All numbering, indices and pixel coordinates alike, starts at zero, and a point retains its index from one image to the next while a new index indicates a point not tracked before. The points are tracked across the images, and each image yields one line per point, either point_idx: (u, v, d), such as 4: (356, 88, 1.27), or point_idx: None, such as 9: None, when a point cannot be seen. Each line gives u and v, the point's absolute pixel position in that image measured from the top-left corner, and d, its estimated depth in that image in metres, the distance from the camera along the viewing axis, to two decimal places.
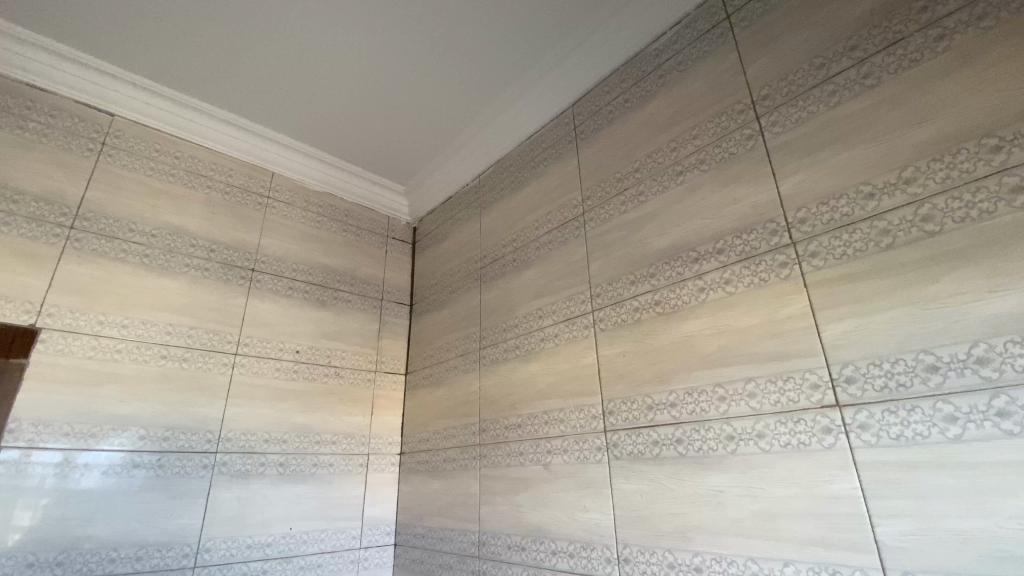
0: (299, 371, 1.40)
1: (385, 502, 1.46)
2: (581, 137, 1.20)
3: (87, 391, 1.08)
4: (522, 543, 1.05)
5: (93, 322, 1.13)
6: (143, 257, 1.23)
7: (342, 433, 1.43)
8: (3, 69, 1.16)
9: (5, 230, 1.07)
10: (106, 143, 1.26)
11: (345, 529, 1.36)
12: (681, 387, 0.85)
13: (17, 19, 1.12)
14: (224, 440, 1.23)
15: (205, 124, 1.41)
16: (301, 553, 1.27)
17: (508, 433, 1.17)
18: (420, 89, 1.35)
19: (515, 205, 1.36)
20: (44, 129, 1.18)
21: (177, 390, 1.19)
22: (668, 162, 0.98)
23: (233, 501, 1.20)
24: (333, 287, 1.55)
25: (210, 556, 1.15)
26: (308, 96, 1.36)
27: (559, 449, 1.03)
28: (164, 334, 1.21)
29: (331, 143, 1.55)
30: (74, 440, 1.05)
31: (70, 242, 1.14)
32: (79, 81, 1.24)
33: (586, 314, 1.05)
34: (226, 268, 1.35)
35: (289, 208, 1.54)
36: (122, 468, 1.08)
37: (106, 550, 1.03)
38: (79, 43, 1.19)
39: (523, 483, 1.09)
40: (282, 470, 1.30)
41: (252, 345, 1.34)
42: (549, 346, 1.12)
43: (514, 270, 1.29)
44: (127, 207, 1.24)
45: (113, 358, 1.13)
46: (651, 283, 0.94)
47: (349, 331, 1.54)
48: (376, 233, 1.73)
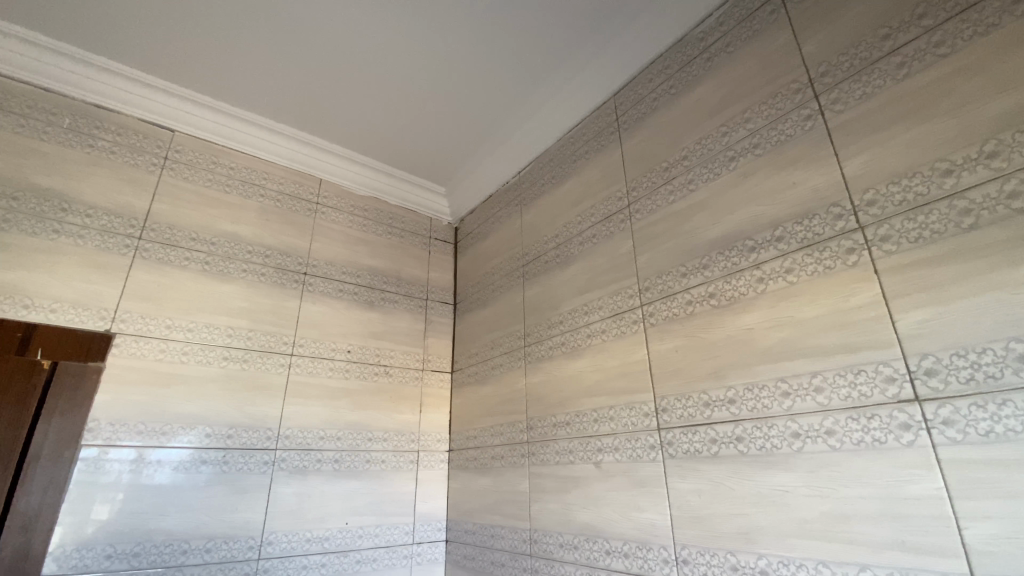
0: (350, 370, 1.44)
1: (436, 498, 1.48)
2: (624, 128, 1.18)
3: (156, 391, 1.14)
4: (574, 542, 1.04)
5: (162, 327, 1.19)
6: (204, 264, 1.29)
7: (393, 430, 1.46)
8: (75, 92, 1.24)
9: (82, 242, 1.15)
10: (168, 158, 1.33)
11: (398, 525, 1.39)
12: (741, 382, 0.81)
13: (88, 45, 1.21)
14: (283, 437, 1.28)
15: (256, 134, 1.47)
16: (356, 547, 1.31)
17: (556, 431, 1.16)
18: (460, 88, 1.36)
19: (557, 200, 1.34)
20: (111, 147, 1.25)
21: (238, 389, 1.25)
22: (720, 148, 0.94)
23: (292, 496, 1.25)
24: (379, 288, 1.58)
25: (273, 549, 1.19)
26: (351, 101, 1.39)
27: (610, 447, 1.01)
28: (225, 336, 1.27)
29: (375, 148, 1.59)
30: (147, 438, 1.11)
31: (138, 251, 1.21)
32: (143, 100, 1.31)
33: (635, 309, 1.03)
34: (280, 272, 1.40)
35: (337, 212, 1.58)
36: (191, 464, 1.14)
37: (178, 542, 1.09)
38: (140, 62, 1.26)
39: (573, 481, 1.08)
40: (338, 466, 1.34)
41: (306, 346, 1.38)
42: (597, 342, 1.10)
43: (558, 266, 1.27)
44: (188, 217, 1.31)
45: (179, 360, 1.19)
46: (703, 274, 0.91)
47: (396, 331, 1.57)
48: (419, 234, 1.75)
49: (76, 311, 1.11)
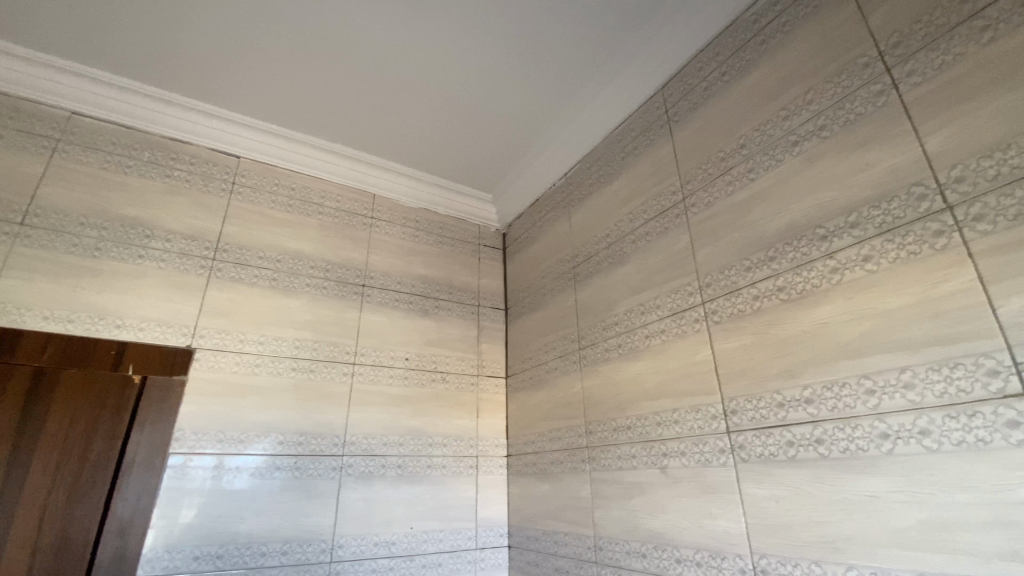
0: (409, 378, 1.47)
1: (497, 503, 1.48)
2: (675, 120, 1.14)
3: (232, 401, 1.21)
4: (642, 550, 1.01)
5: (236, 341, 1.27)
6: (271, 280, 1.36)
7: (452, 435, 1.48)
8: (152, 128, 1.35)
9: (163, 266, 1.24)
10: (235, 184, 1.41)
11: (461, 530, 1.40)
12: (818, 380, 0.76)
13: (162, 83, 1.31)
14: (349, 443, 1.32)
15: (313, 155, 1.54)
16: (422, 552, 1.33)
17: (617, 435, 1.13)
18: (504, 95, 1.36)
19: (607, 199, 1.32)
20: (186, 176, 1.35)
21: (306, 398, 1.30)
22: (781, 134, 0.89)
23: (360, 500, 1.29)
24: (433, 297, 1.61)
25: (343, 552, 1.23)
26: (400, 116, 1.43)
27: (675, 452, 0.98)
28: (293, 348, 1.33)
29: (423, 160, 1.62)
30: (226, 446, 1.18)
31: (212, 272, 1.30)
32: (211, 131, 1.41)
33: (696, 307, 0.99)
34: (341, 285, 1.46)
35: (390, 225, 1.63)
36: (266, 470, 1.20)
37: (257, 544, 1.15)
38: (208, 96, 1.35)
39: (637, 487, 1.05)
40: (401, 471, 1.37)
41: (367, 354, 1.43)
42: (656, 344, 1.07)
43: (611, 267, 1.25)
44: (255, 237, 1.39)
45: (252, 372, 1.26)
46: (771, 267, 0.86)
47: (451, 337, 1.59)
48: (468, 242, 1.77)
49: (160, 329, 1.19)
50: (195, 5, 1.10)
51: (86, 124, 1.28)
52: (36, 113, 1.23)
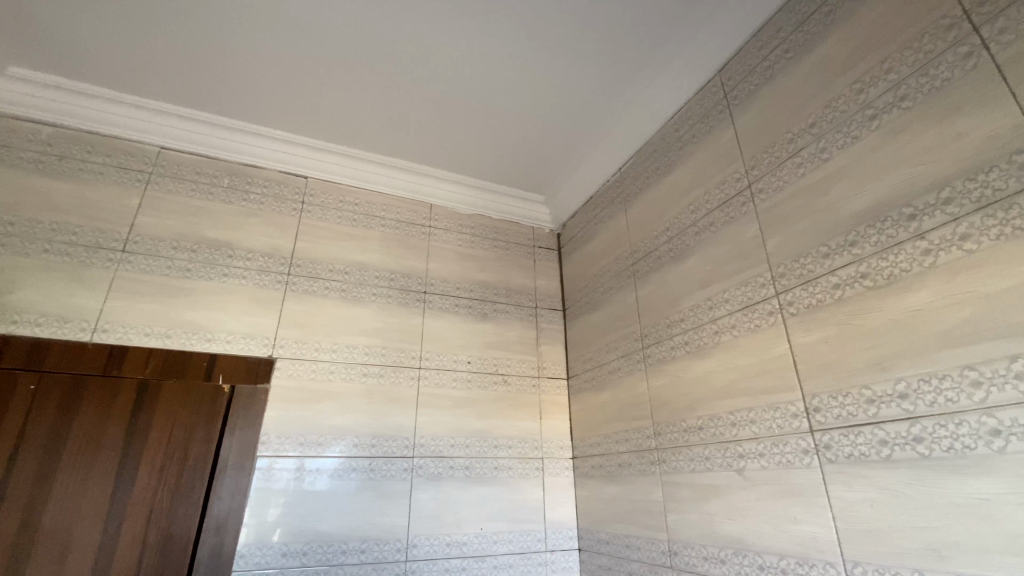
0: (472, 380, 1.50)
1: (565, 505, 1.47)
2: (735, 104, 1.10)
3: (311, 406, 1.29)
4: (721, 556, 0.97)
5: (311, 350, 1.35)
6: (340, 291, 1.44)
7: (516, 437, 1.49)
8: (231, 156, 1.46)
9: (245, 282, 1.35)
10: (304, 203, 1.50)
11: (530, 531, 1.41)
12: (914, 372, 0.70)
13: (238, 114, 1.42)
14: (418, 445, 1.36)
15: (373, 170, 1.61)
16: (493, 552, 1.35)
17: (688, 436, 1.09)
18: (554, 95, 1.36)
19: (666, 191, 1.28)
20: (261, 199, 1.45)
21: (377, 402, 1.36)
22: (856, 109, 0.83)
23: (431, 501, 1.33)
24: (491, 301, 1.63)
25: (417, 551, 1.28)
26: (453, 125, 1.47)
27: (753, 453, 0.93)
28: (363, 355, 1.40)
29: (477, 166, 1.66)
30: (307, 449, 1.25)
31: (288, 286, 1.39)
32: (282, 154, 1.51)
33: (769, 299, 0.94)
34: (404, 293, 1.52)
35: (447, 232, 1.67)
36: (343, 471, 1.27)
37: (337, 542, 1.21)
38: (277, 122, 1.45)
39: (713, 490, 1.01)
40: (469, 472, 1.40)
41: (432, 359, 1.47)
42: (727, 340, 1.02)
43: (673, 262, 1.21)
44: (323, 251, 1.47)
45: (327, 378, 1.33)
46: (852, 253, 0.80)
47: (511, 340, 1.61)
48: (524, 245, 1.78)
49: (245, 341, 1.29)
50: (262, 38, 1.18)
51: (173, 157, 1.41)
52: (132, 151, 1.37)
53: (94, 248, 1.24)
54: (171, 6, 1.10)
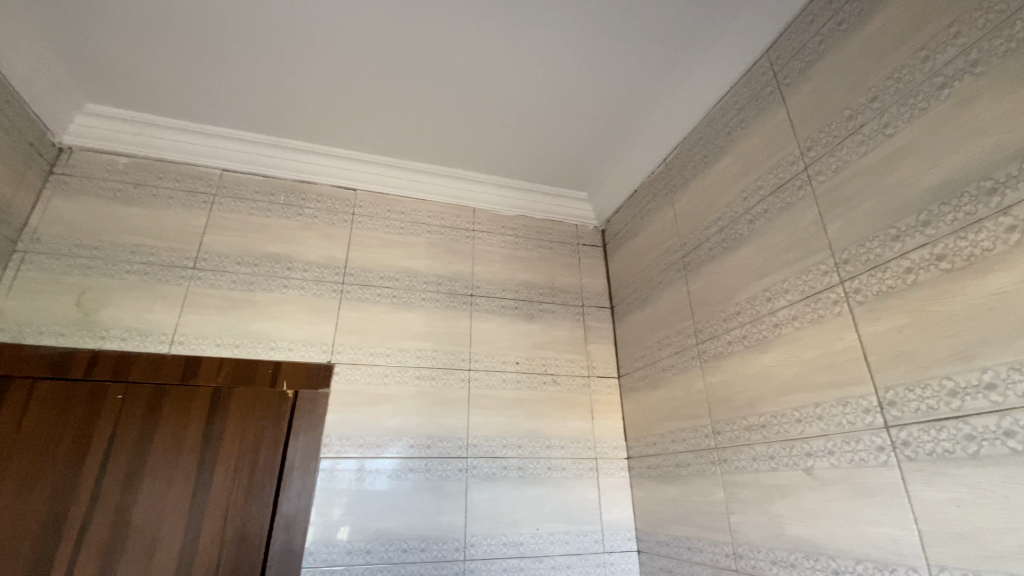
0: (522, 381, 1.50)
1: (621, 506, 1.45)
2: (785, 84, 1.04)
3: (368, 409, 1.34)
4: (790, 560, 0.92)
5: (367, 355, 1.40)
6: (391, 297, 1.49)
7: (569, 437, 1.48)
8: (286, 173, 1.54)
9: (303, 292, 1.41)
10: (354, 214, 1.56)
11: (587, 532, 1.39)
12: (1001, 360, 0.64)
13: (291, 133, 1.50)
14: (471, 446, 1.38)
15: (418, 179, 1.65)
16: (550, 553, 1.34)
17: (749, 434, 1.05)
18: (592, 90, 1.35)
19: (714, 180, 1.24)
20: (314, 213, 1.52)
21: (430, 404, 1.39)
22: (922, 78, 0.77)
23: (486, 501, 1.34)
24: (538, 301, 1.63)
25: (475, 551, 1.29)
26: (492, 127, 1.48)
27: (822, 451, 0.88)
28: (415, 358, 1.43)
29: (518, 168, 1.66)
30: (366, 451, 1.30)
31: (343, 294, 1.45)
32: (332, 168, 1.58)
33: (833, 287, 0.88)
34: (452, 296, 1.55)
35: (491, 235, 1.68)
36: (401, 471, 1.31)
37: (398, 541, 1.25)
38: (327, 138, 1.52)
39: (779, 490, 0.96)
40: (522, 472, 1.40)
41: (481, 361, 1.49)
42: (788, 332, 0.97)
43: (725, 253, 1.17)
44: (374, 259, 1.52)
45: (382, 381, 1.38)
46: (924, 233, 0.75)
47: (559, 340, 1.60)
48: (568, 243, 1.77)
49: (306, 348, 1.36)
50: (309, 57, 1.24)
51: (234, 178, 1.50)
52: (197, 175, 1.47)
53: (168, 267, 1.34)
54: (226, 35, 1.18)
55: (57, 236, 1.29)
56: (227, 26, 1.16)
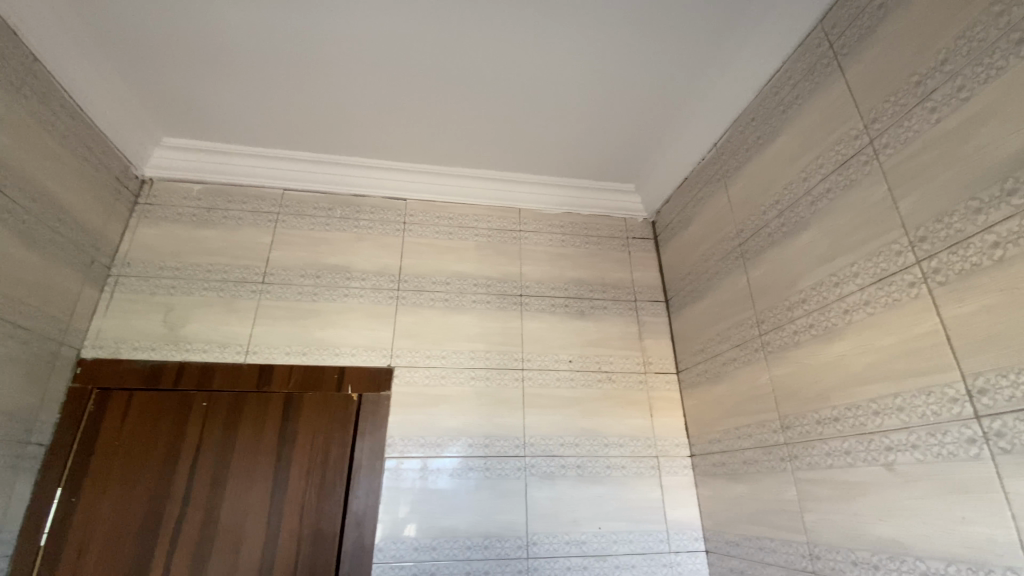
0: (577, 379, 1.50)
1: (686, 505, 1.41)
2: (843, 55, 0.98)
3: (427, 410, 1.38)
4: (873, 561, 0.86)
5: (423, 357, 1.44)
6: (444, 301, 1.53)
7: (628, 435, 1.46)
8: (341, 188, 1.62)
9: (362, 300, 1.48)
10: (405, 222, 1.62)
11: (651, 532, 1.36)
12: None
13: (344, 149, 1.57)
14: (528, 444, 1.39)
15: (465, 184, 1.69)
16: (614, 552, 1.33)
17: (822, 429, 0.99)
18: (633, 80, 1.33)
19: (770, 163, 1.18)
20: (369, 224, 1.59)
21: (486, 404, 1.42)
22: (999, 34, 0.70)
23: (546, 499, 1.35)
24: (589, 298, 1.62)
25: (538, 548, 1.30)
26: (534, 127, 1.49)
27: (903, 445, 0.82)
28: (470, 359, 1.47)
29: (563, 165, 1.66)
30: (428, 450, 1.34)
31: (398, 300, 1.50)
32: (384, 179, 1.64)
33: (908, 268, 0.82)
34: (502, 297, 1.57)
35: (538, 234, 1.69)
36: (462, 470, 1.34)
37: (462, 538, 1.28)
38: (377, 151, 1.58)
39: (857, 487, 0.90)
40: (581, 471, 1.40)
41: (534, 360, 1.50)
42: (859, 319, 0.91)
43: (786, 238, 1.11)
44: (426, 265, 1.57)
45: (439, 383, 1.42)
46: (1012, 204, 0.68)
47: (613, 336, 1.58)
48: (618, 238, 1.75)
49: (367, 353, 1.42)
50: (356, 76, 1.30)
51: (294, 196, 1.60)
52: (262, 196, 1.58)
53: (240, 283, 1.45)
54: (279, 62, 1.26)
55: (144, 260, 1.43)
56: (280, 55, 1.24)
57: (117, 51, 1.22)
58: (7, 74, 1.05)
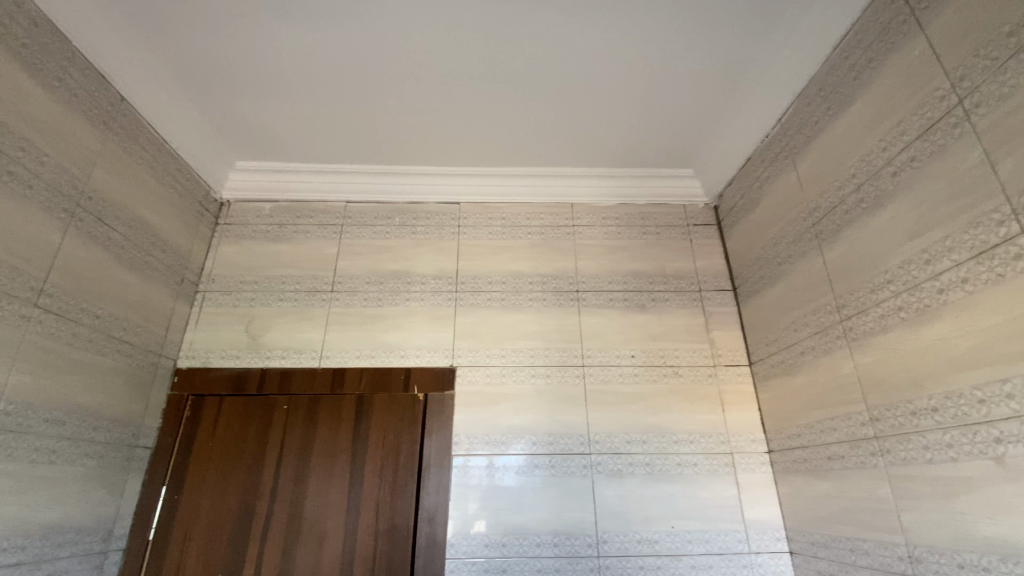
0: (640, 374, 1.46)
1: (766, 504, 1.33)
2: (921, 9, 0.89)
3: (490, 409, 1.40)
4: (985, 566, 0.77)
5: (484, 356, 1.46)
6: (501, 300, 1.54)
7: (698, 431, 1.40)
8: (399, 197, 1.68)
9: (423, 303, 1.53)
10: (460, 225, 1.65)
11: (729, 531, 1.30)
12: None
13: (399, 158, 1.63)
14: (594, 442, 1.38)
15: (517, 184, 1.70)
16: (689, 552, 1.28)
17: (917, 420, 0.90)
18: (683, 61, 1.28)
19: (843, 134, 1.09)
20: (426, 229, 1.64)
21: (548, 401, 1.41)
22: None
23: (615, 497, 1.33)
24: (649, 290, 1.57)
25: (609, 547, 1.28)
26: (582, 119, 1.46)
27: (1017, 437, 0.73)
28: (529, 357, 1.47)
29: (615, 155, 1.62)
30: (493, 448, 1.36)
31: (457, 302, 1.53)
32: (438, 185, 1.69)
33: (1013, 239, 0.73)
34: (559, 294, 1.56)
35: (593, 228, 1.66)
36: (527, 468, 1.34)
37: (532, 535, 1.28)
38: (430, 158, 1.63)
39: (960, 484, 0.81)
40: (650, 469, 1.36)
41: (595, 356, 1.48)
42: (957, 299, 0.82)
43: (866, 215, 1.02)
44: (482, 266, 1.59)
45: (500, 382, 1.43)
46: None
47: (677, 329, 1.52)
48: (677, 226, 1.68)
49: (430, 354, 1.46)
50: (405, 88, 1.35)
51: (356, 208, 1.67)
52: (327, 209, 1.67)
53: (311, 292, 1.54)
54: (335, 82, 1.33)
55: (226, 276, 1.56)
56: (335, 75, 1.30)
57: (195, 87, 1.34)
58: (103, 117, 1.18)
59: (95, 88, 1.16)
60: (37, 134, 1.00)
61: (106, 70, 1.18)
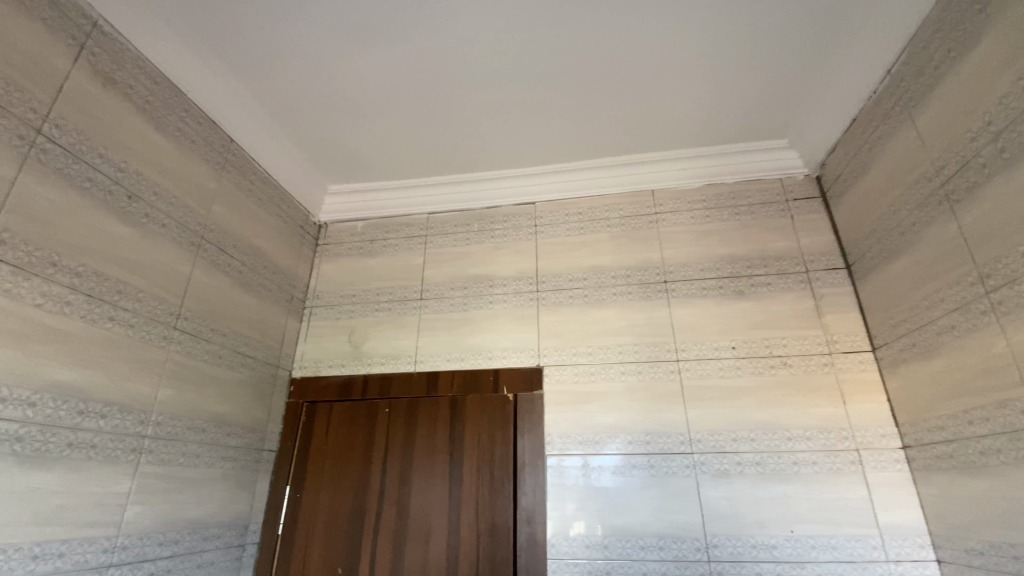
0: (743, 367, 1.35)
1: (905, 506, 1.17)
2: None
3: (581, 408, 1.38)
4: None
5: (571, 355, 1.45)
6: (585, 296, 1.52)
7: (816, 427, 1.27)
8: (477, 203, 1.72)
9: (507, 305, 1.55)
10: (538, 225, 1.65)
11: (861, 537, 1.16)
12: None
13: (474, 165, 1.67)
14: (695, 441, 1.30)
15: (593, 177, 1.66)
16: (814, 559, 1.16)
17: None
18: (765, 25, 1.17)
19: (972, 75, 0.93)
20: (505, 232, 1.66)
21: (642, 399, 1.36)
22: None
23: (723, 500, 1.24)
24: (746, 275, 1.46)
25: (720, 552, 1.20)
26: (656, 103, 1.40)
27: None
28: (617, 353, 1.43)
29: (696, 135, 1.53)
30: (587, 447, 1.34)
31: (540, 302, 1.53)
32: (513, 187, 1.70)
33: None
34: (645, 287, 1.50)
35: (677, 214, 1.58)
36: (625, 468, 1.30)
37: (635, 537, 1.24)
38: (504, 162, 1.64)
39: None
40: (761, 469, 1.25)
41: (689, 349, 1.40)
42: None
43: (1010, 166, 0.86)
44: (562, 264, 1.58)
45: (589, 380, 1.41)
46: None
47: (781, 315, 1.39)
48: (773, 203, 1.54)
49: (517, 354, 1.48)
50: (474, 97, 1.38)
51: (438, 218, 1.74)
52: (412, 222, 1.75)
53: (403, 302, 1.63)
54: (409, 101, 1.39)
55: (328, 292, 1.69)
56: (408, 94, 1.37)
57: (290, 124, 1.48)
58: (217, 160, 1.34)
59: (208, 134, 1.32)
60: (166, 182, 1.17)
61: (215, 116, 1.34)
